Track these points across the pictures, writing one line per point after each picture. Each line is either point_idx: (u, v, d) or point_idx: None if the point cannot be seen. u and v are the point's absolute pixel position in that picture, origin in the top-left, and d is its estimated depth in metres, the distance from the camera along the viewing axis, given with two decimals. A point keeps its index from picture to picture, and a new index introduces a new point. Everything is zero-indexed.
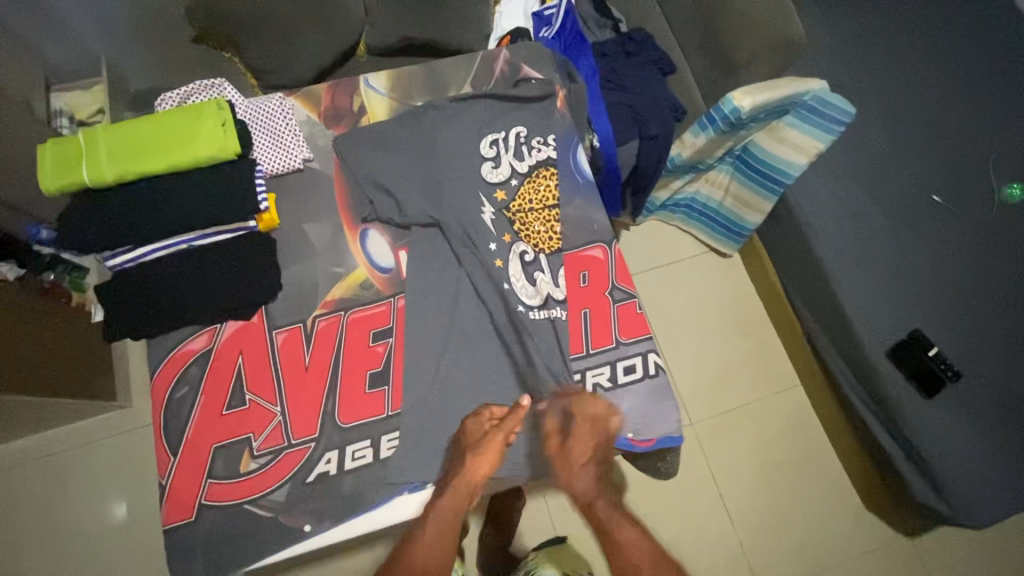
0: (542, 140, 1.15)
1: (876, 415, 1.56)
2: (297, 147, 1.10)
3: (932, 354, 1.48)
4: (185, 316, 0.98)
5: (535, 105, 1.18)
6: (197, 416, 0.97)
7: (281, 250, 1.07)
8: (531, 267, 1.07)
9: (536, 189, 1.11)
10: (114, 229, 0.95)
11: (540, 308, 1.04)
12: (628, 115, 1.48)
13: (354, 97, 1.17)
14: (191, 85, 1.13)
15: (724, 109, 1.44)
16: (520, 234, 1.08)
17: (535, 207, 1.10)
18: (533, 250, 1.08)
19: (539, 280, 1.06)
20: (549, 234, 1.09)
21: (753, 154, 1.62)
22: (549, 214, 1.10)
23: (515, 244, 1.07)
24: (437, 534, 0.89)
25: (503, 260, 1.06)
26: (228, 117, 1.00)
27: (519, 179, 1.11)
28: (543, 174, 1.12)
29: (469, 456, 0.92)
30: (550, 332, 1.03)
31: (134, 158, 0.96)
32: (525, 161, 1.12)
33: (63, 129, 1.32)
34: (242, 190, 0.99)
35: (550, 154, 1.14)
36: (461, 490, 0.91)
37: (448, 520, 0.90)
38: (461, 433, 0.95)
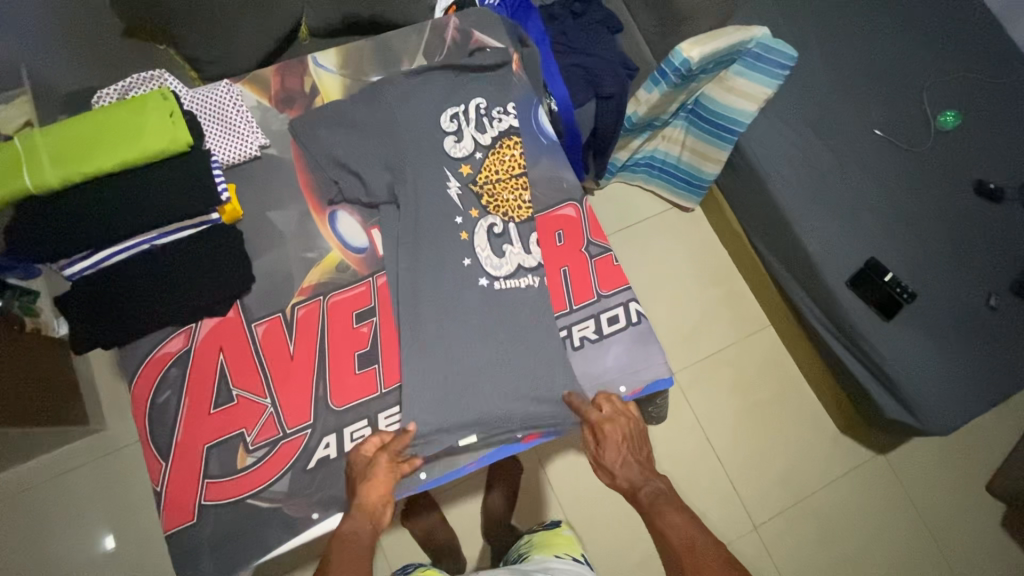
0: (502, 110, 1.14)
1: (842, 343, 1.66)
2: (252, 133, 1.06)
3: (887, 279, 1.56)
4: (158, 318, 0.95)
5: (492, 74, 1.16)
6: (184, 419, 0.94)
7: (250, 241, 1.04)
8: (499, 239, 1.06)
9: (501, 159, 1.10)
10: (68, 236, 0.90)
11: (507, 278, 1.04)
12: (581, 77, 1.50)
13: (304, 78, 1.14)
14: (130, 78, 1.07)
15: (674, 62, 1.47)
16: (488, 207, 1.08)
17: (502, 176, 1.09)
18: (501, 220, 1.07)
19: (507, 252, 1.05)
20: (519, 202, 1.08)
21: (704, 107, 1.67)
22: (517, 182, 1.09)
23: (482, 218, 1.07)
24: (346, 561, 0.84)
25: (469, 233, 1.06)
26: (175, 108, 0.95)
27: (483, 151, 1.10)
28: (506, 143, 1.11)
29: (361, 484, 0.89)
30: (524, 305, 1.03)
31: (79, 158, 0.90)
32: (487, 131, 1.11)
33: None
34: (200, 183, 0.95)
35: (512, 122, 1.13)
36: (357, 526, 0.87)
37: (356, 545, 0.85)
38: (352, 463, 0.92)
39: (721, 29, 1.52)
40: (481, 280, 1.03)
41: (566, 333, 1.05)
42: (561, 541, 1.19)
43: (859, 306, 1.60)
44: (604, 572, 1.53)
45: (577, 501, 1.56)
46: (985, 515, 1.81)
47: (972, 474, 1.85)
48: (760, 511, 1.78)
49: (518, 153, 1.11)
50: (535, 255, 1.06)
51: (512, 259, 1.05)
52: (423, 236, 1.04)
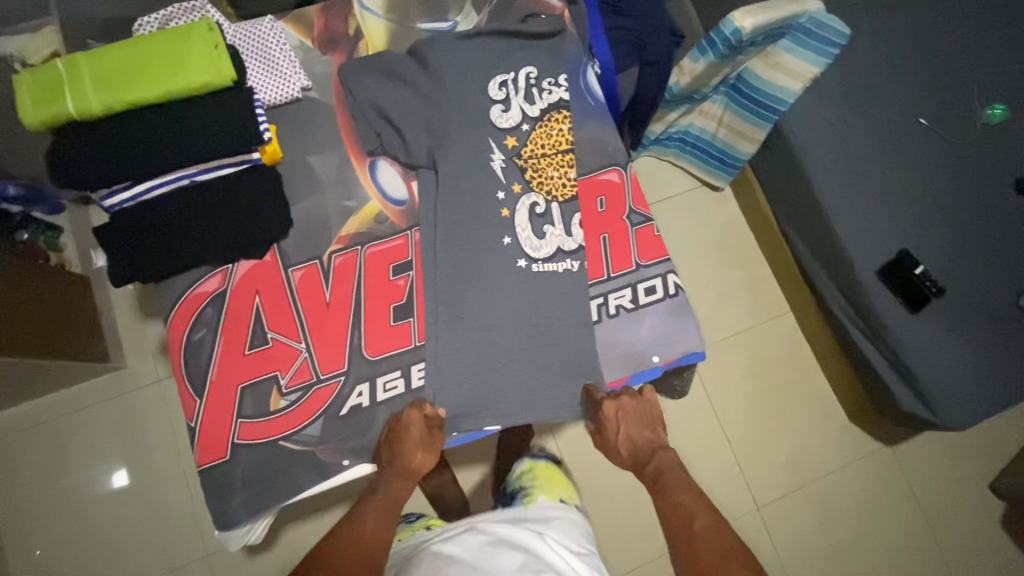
0: (553, 81, 1.11)
1: (862, 331, 1.66)
2: (294, 74, 1.03)
3: (918, 272, 1.55)
4: (195, 255, 0.94)
5: (546, 43, 1.13)
6: (219, 357, 0.94)
7: (288, 184, 1.02)
8: (541, 219, 1.05)
9: (548, 133, 1.09)
10: (108, 165, 0.88)
11: (545, 260, 1.02)
12: (626, 39, 1.45)
13: (349, 20, 1.10)
14: (170, 8, 1.03)
15: (724, 32, 1.41)
16: (532, 183, 1.06)
17: (547, 151, 1.08)
18: (544, 200, 1.06)
19: (548, 233, 1.04)
20: (563, 180, 1.07)
21: (747, 83, 1.63)
22: (563, 159, 1.07)
23: (525, 195, 1.06)
24: (377, 519, 0.90)
25: (509, 209, 1.04)
26: (220, 39, 0.92)
27: (531, 124, 1.09)
28: (554, 116, 1.09)
29: (408, 455, 0.91)
30: (563, 281, 1.02)
31: (122, 85, 0.88)
32: (536, 104, 1.10)
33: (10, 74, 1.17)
34: (242, 119, 0.93)
35: (562, 95, 1.10)
36: (400, 489, 0.94)
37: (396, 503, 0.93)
38: (396, 426, 0.92)
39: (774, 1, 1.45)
40: (520, 260, 1.02)
41: (601, 301, 1.03)
42: (558, 483, 1.22)
43: (886, 297, 1.58)
44: (609, 539, 1.56)
45: (587, 470, 1.58)
46: (987, 513, 1.83)
47: (978, 472, 1.86)
48: (765, 492, 1.81)
49: (566, 129, 1.09)
50: (576, 238, 1.04)
51: (552, 240, 1.04)
52: (464, 208, 1.03)
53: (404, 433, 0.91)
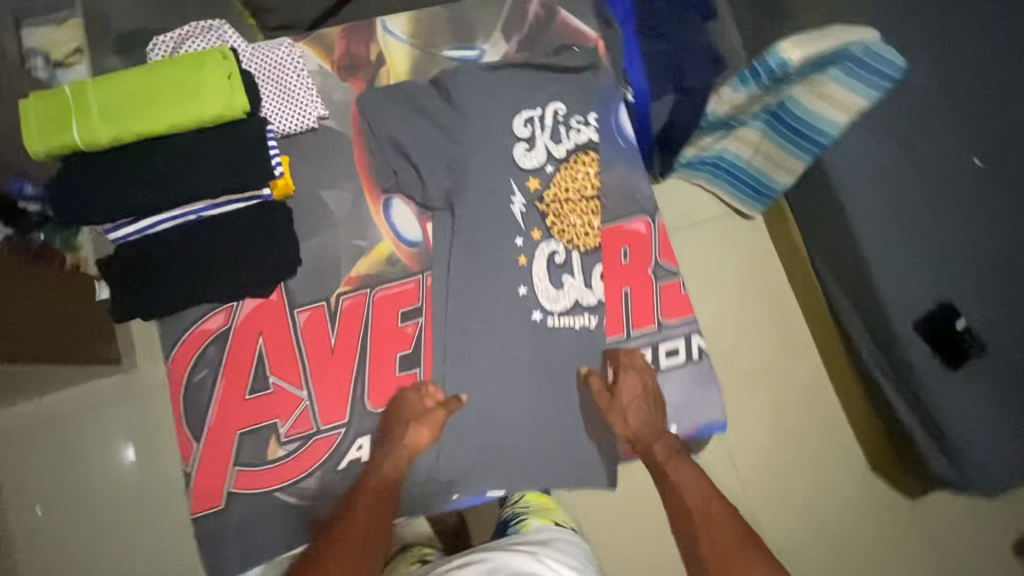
0: (582, 119, 1.04)
1: (891, 381, 1.37)
2: (311, 102, 0.98)
3: (960, 326, 1.24)
4: (201, 293, 0.91)
5: (577, 78, 1.06)
6: (219, 400, 0.91)
7: (299, 220, 0.98)
8: (560, 269, 0.99)
9: (573, 177, 1.03)
10: (112, 200, 0.84)
11: (561, 315, 0.97)
12: (665, 64, 1.38)
13: (371, 45, 1.04)
14: (188, 27, 0.99)
15: (769, 62, 1.31)
16: (552, 230, 1.00)
17: (571, 196, 1.02)
18: (564, 248, 1.00)
19: (567, 284, 0.98)
20: (586, 228, 1.01)
21: (791, 112, 1.36)
22: (587, 206, 1.02)
23: (544, 242, 1.00)
24: (369, 509, 0.86)
25: (527, 257, 0.99)
26: (233, 69, 0.87)
27: (555, 166, 1.02)
28: (581, 158, 1.03)
29: (410, 428, 0.89)
30: (579, 339, 0.97)
31: (130, 115, 0.84)
32: (562, 143, 1.03)
33: (37, 71, 1.17)
34: (251, 152, 0.88)
35: (591, 136, 1.04)
36: (391, 471, 0.89)
37: (389, 483, 0.88)
38: (401, 407, 0.92)
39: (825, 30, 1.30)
40: (535, 313, 0.97)
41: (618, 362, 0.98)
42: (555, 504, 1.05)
43: None
44: None
45: None
46: None
47: None
48: None
49: (592, 173, 1.03)
50: (596, 292, 0.98)
51: (571, 293, 0.98)
52: (479, 254, 0.98)
53: (400, 410, 0.92)
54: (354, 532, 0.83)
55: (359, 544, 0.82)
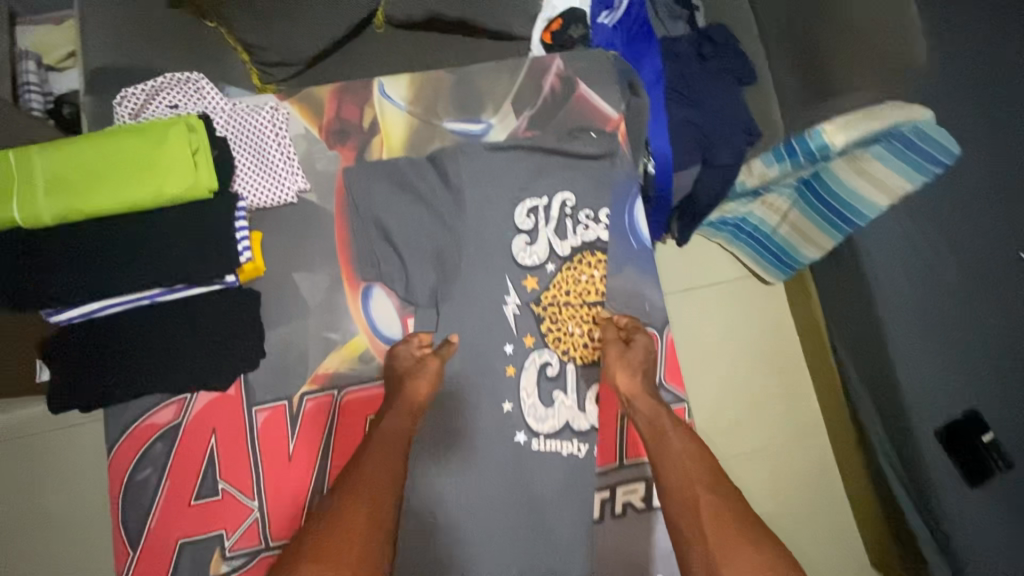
0: (592, 213, 0.94)
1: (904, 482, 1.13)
2: (291, 175, 0.88)
3: (985, 440, 1.00)
4: (150, 385, 0.82)
5: (590, 165, 0.96)
6: (162, 503, 0.83)
7: (268, 305, 0.88)
8: (551, 383, 0.90)
9: (575, 278, 0.93)
10: (53, 284, 0.75)
11: (547, 436, 0.88)
12: (691, 136, 1.21)
13: (365, 109, 0.94)
14: (161, 78, 0.90)
15: (809, 143, 1.15)
16: (547, 337, 0.91)
17: (570, 301, 0.92)
18: (558, 360, 0.90)
19: (557, 401, 0.89)
20: (584, 339, 0.91)
21: (823, 184, 1.20)
22: (588, 314, 0.92)
23: (536, 351, 0.90)
24: (380, 455, 0.71)
25: (515, 367, 0.90)
26: (201, 145, 0.78)
27: (557, 264, 0.93)
28: (587, 258, 0.93)
29: (407, 380, 0.82)
30: (564, 467, 0.87)
31: (79, 192, 0.75)
32: (567, 239, 0.93)
33: (30, 77, 1.21)
34: (217, 239, 0.80)
35: (600, 235, 0.94)
36: (396, 426, 0.76)
37: (396, 437, 0.74)
38: (393, 360, 0.85)
39: (876, 106, 1.10)
40: (519, 433, 0.88)
41: (607, 495, 0.88)
42: None
43: None
44: None
45: None
46: None
47: None
48: None
49: (597, 275, 0.93)
50: (589, 416, 0.88)
51: (560, 412, 0.89)
52: (463, 360, 0.89)
53: (397, 354, 0.85)
54: (372, 460, 0.70)
55: (386, 461, 0.70)
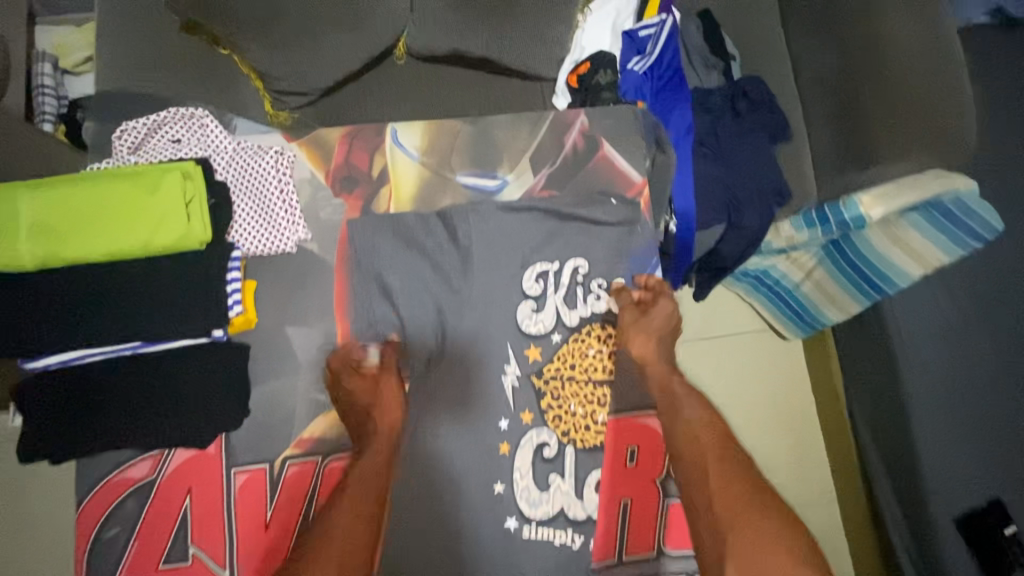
0: (604, 283, 0.89)
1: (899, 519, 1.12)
2: (291, 224, 0.84)
3: (1007, 531, 0.99)
4: (124, 440, 0.78)
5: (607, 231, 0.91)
6: (129, 563, 0.79)
7: (256, 360, 0.84)
8: (547, 465, 0.84)
9: (581, 351, 0.87)
10: (30, 332, 0.71)
11: (540, 523, 0.82)
12: (718, 195, 1.14)
13: (375, 157, 0.89)
14: (166, 112, 0.87)
15: (844, 212, 1.09)
16: (546, 415, 0.85)
17: (575, 376, 0.86)
18: (557, 441, 0.85)
19: (553, 485, 0.83)
20: (588, 421, 0.85)
21: (853, 246, 1.11)
22: (593, 393, 0.86)
23: (535, 429, 0.85)
24: (350, 505, 0.74)
25: (510, 444, 0.84)
26: (197, 193, 0.74)
27: (563, 335, 0.87)
28: (596, 331, 0.88)
29: (369, 416, 0.80)
30: (555, 558, 0.82)
31: (63, 237, 0.71)
32: (576, 309, 0.88)
33: (46, 78, 1.12)
34: (205, 294, 0.75)
35: (612, 307, 0.88)
36: (365, 470, 0.77)
37: (367, 479, 0.77)
38: (340, 387, 0.81)
39: (919, 175, 1.04)
40: (510, 517, 0.82)
41: None
42: None
43: None
44: None
45: None
46: None
47: None
48: None
49: (606, 350, 0.87)
50: (586, 504, 0.83)
51: (556, 497, 0.83)
52: (456, 432, 0.84)
53: (347, 386, 0.81)
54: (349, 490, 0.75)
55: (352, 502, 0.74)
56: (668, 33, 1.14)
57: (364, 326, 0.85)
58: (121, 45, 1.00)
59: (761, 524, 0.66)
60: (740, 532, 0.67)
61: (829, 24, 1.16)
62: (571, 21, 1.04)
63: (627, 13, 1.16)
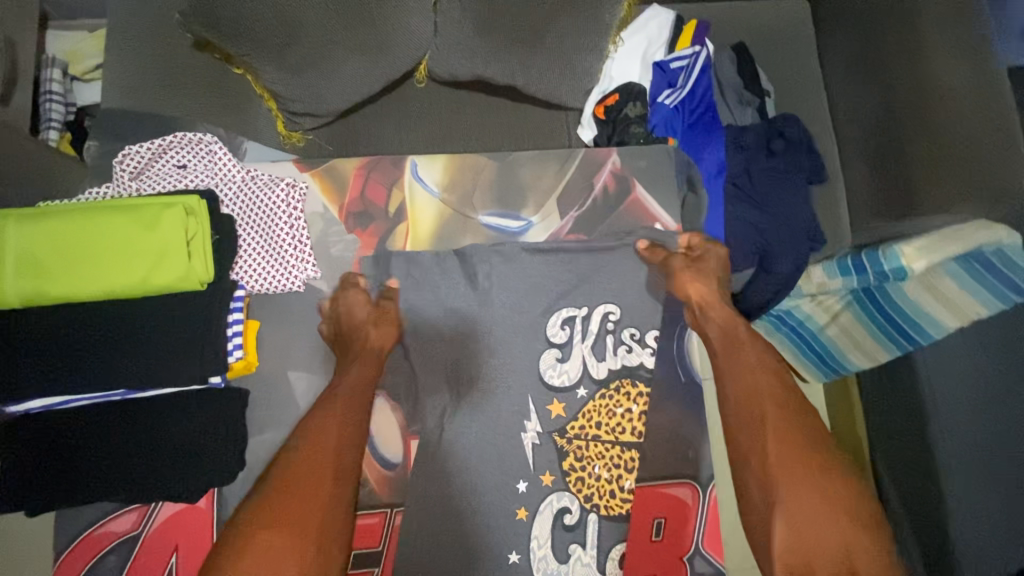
0: (635, 334, 0.83)
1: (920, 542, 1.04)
2: (301, 261, 0.78)
3: None
4: (107, 494, 0.71)
5: (637, 280, 0.85)
6: None
7: (257, 408, 0.78)
8: (567, 533, 0.77)
9: (610, 409, 0.80)
10: (12, 377, 0.66)
11: None
12: (750, 238, 1.08)
13: (393, 191, 0.84)
14: (171, 137, 0.81)
15: (883, 262, 1.01)
16: (569, 478, 0.78)
17: (601, 436, 0.79)
18: (579, 506, 0.78)
19: (573, 556, 0.77)
20: (613, 486, 0.78)
21: (888, 296, 1.04)
22: (621, 456, 0.79)
23: (556, 493, 0.78)
24: (342, 418, 0.71)
25: (529, 509, 0.77)
26: (200, 231, 0.69)
27: (589, 390, 0.81)
28: (626, 388, 0.81)
29: (365, 330, 0.78)
30: None
31: (52, 275, 0.65)
32: (605, 361, 0.82)
33: (54, 84, 1.04)
34: (203, 339, 0.69)
35: (644, 361, 0.82)
36: (359, 381, 0.75)
37: (360, 394, 0.74)
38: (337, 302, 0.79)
39: (968, 226, 0.94)
40: None
41: None
42: None
43: None
44: None
45: None
46: None
47: None
48: None
49: (636, 409, 0.81)
50: None
51: (575, 569, 0.76)
52: (469, 495, 0.77)
53: (347, 301, 0.79)
54: (327, 415, 0.71)
55: (337, 419, 0.71)
56: (701, 67, 1.09)
57: (378, 279, 0.82)
58: (132, 64, 0.95)
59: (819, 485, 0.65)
60: (794, 488, 0.65)
61: (871, 64, 1.10)
62: (602, 53, 0.98)
63: (659, 44, 1.10)
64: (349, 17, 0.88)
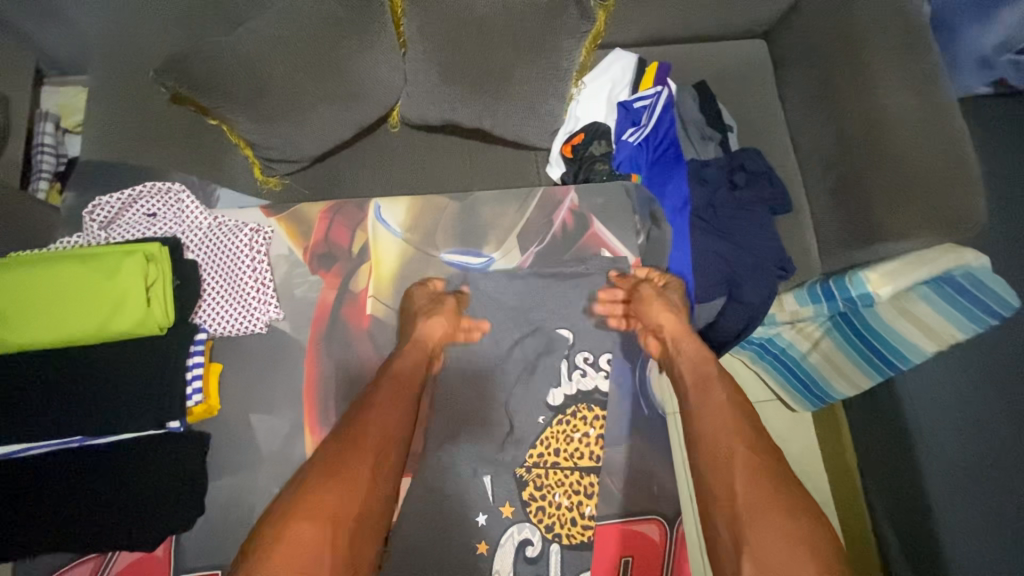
0: (589, 357, 0.86)
1: None
2: (263, 303, 0.80)
3: None
4: (59, 544, 0.70)
5: None
6: None
7: (219, 451, 0.78)
8: (529, 567, 0.77)
9: (566, 436, 0.82)
10: None
11: None
12: (716, 267, 1.09)
13: (356, 234, 0.86)
14: (141, 185, 0.83)
15: (850, 290, 1.02)
16: (529, 510, 0.79)
17: (559, 463, 0.81)
18: (540, 539, 0.78)
19: None
20: (573, 515, 0.79)
21: (862, 320, 1.05)
22: (578, 483, 0.80)
23: (516, 525, 0.79)
24: (393, 402, 0.74)
25: (489, 543, 0.78)
26: (159, 276, 0.71)
27: (546, 418, 0.83)
28: (582, 413, 0.83)
29: (420, 321, 0.81)
30: None
31: (10, 323, 0.66)
32: (560, 387, 0.84)
33: (48, 140, 1.09)
34: (160, 383, 0.70)
35: (599, 384, 0.85)
36: (412, 369, 0.78)
37: (408, 382, 0.77)
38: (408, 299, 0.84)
39: (927, 250, 0.98)
40: None
41: None
42: None
43: None
44: None
45: None
46: None
47: None
48: None
49: (593, 433, 0.82)
50: None
51: None
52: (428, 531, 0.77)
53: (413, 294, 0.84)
54: (378, 412, 0.73)
55: (388, 414, 0.73)
56: (663, 106, 1.13)
57: (327, 339, 0.83)
58: (114, 117, 0.99)
59: (787, 524, 0.62)
60: (761, 527, 0.63)
61: (827, 98, 1.13)
62: (563, 96, 1.02)
63: (623, 84, 1.14)
64: (316, 70, 0.92)
